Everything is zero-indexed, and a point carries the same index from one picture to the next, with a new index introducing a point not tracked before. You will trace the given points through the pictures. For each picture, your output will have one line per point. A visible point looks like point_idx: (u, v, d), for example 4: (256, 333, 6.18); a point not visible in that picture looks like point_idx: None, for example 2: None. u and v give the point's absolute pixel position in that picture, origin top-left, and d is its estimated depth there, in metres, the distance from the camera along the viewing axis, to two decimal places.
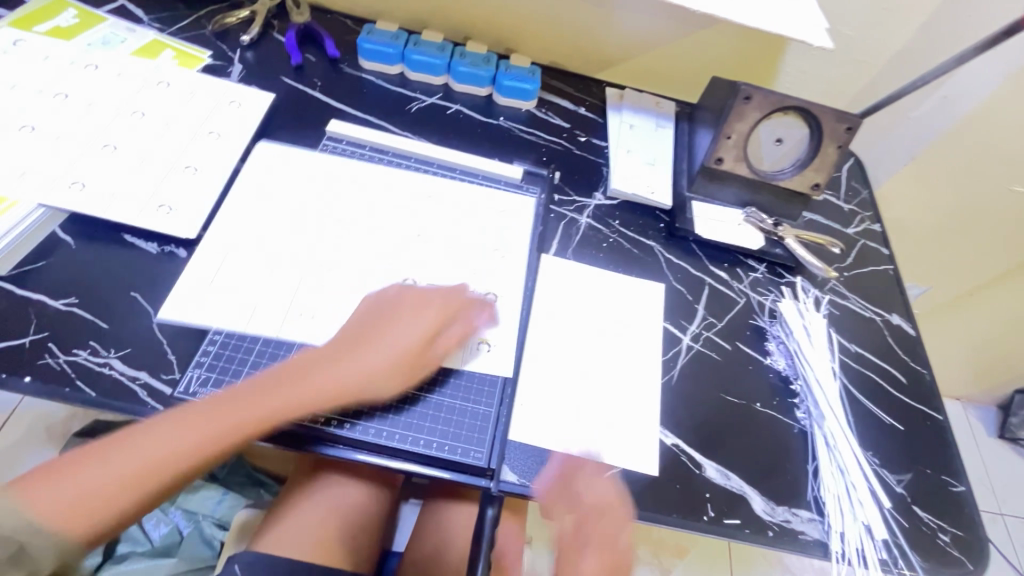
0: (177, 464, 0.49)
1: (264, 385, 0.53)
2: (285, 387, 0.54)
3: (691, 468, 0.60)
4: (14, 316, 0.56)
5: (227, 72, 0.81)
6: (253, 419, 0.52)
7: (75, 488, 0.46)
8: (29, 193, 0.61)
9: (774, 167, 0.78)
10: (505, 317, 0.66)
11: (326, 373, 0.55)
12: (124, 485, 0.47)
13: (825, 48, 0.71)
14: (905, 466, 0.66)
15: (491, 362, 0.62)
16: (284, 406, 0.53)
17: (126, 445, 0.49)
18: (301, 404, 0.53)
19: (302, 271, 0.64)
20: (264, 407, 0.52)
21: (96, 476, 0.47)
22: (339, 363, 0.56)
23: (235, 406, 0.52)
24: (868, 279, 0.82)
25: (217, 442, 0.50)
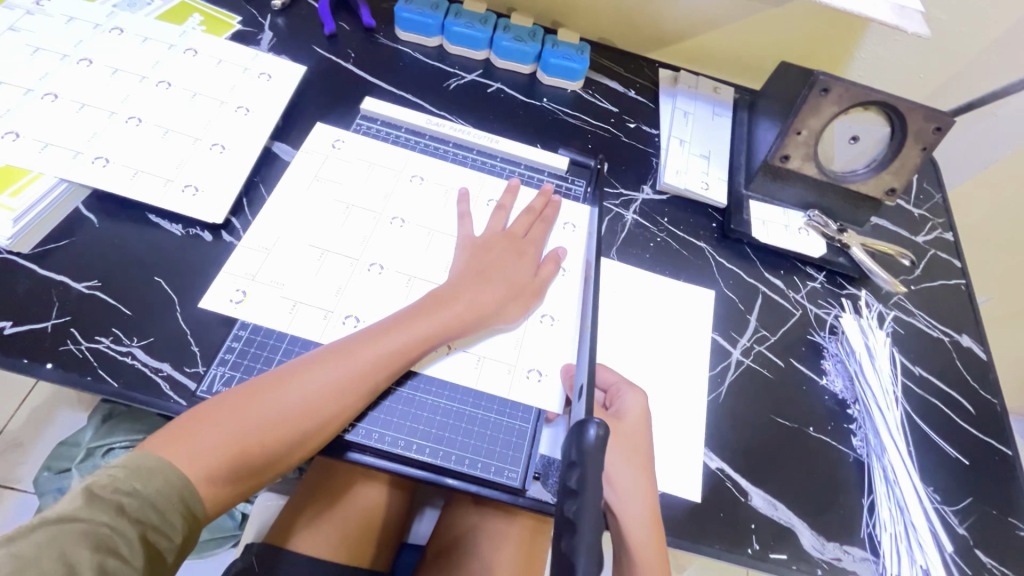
0: (292, 424, 0.48)
1: (364, 338, 0.53)
2: (386, 336, 0.53)
3: (736, 495, 0.56)
4: (36, 297, 0.54)
5: (257, 40, 0.76)
6: (357, 372, 0.51)
7: (194, 448, 0.45)
8: (52, 168, 0.58)
9: (845, 167, 0.71)
10: (554, 341, 0.61)
11: (421, 321, 0.54)
12: (242, 444, 0.46)
13: (920, 36, 0.62)
14: (969, 505, 0.61)
15: (535, 398, 0.57)
16: (387, 357, 0.52)
17: (239, 403, 0.48)
18: (401, 350, 0.53)
19: (344, 281, 0.60)
20: (369, 356, 0.51)
21: (215, 436, 0.46)
22: (433, 316, 0.55)
23: (339, 361, 0.51)
24: (938, 294, 0.75)
25: (328, 399, 0.49)
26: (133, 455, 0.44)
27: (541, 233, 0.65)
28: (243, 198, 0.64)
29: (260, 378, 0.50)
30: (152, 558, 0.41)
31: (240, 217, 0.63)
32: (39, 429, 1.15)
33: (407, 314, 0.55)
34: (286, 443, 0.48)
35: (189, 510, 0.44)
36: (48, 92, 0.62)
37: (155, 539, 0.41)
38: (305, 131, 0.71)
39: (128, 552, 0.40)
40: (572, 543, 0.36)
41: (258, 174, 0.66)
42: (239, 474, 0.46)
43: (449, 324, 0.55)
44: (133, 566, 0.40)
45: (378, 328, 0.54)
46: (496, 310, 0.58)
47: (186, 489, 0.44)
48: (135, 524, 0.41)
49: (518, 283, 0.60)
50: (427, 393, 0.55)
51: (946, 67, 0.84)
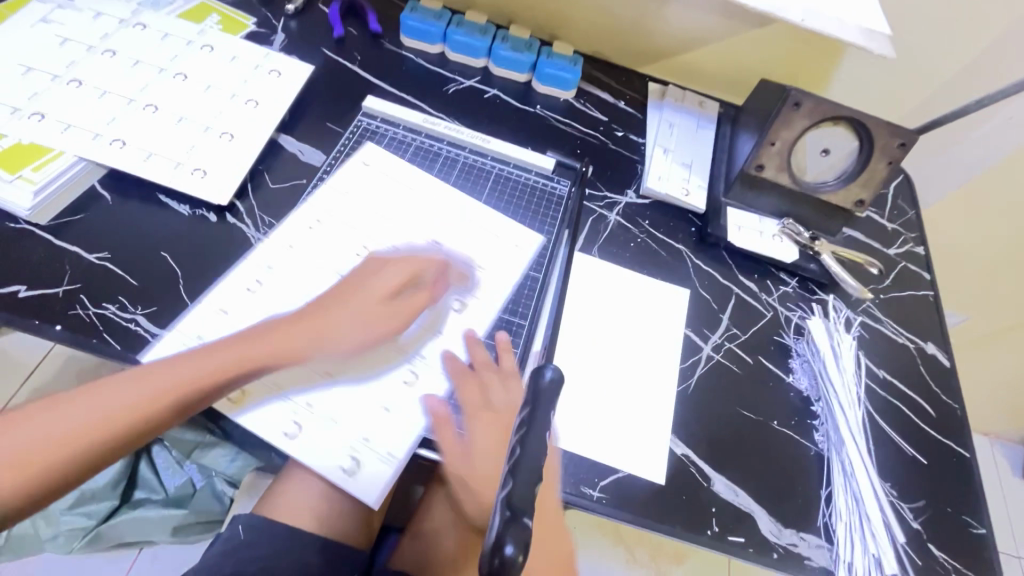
0: (133, 416, 0.49)
1: (235, 339, 0.54)
2: (252, 340, 0.55)
3: (699, 480, 0.59)
4: (50, 264, 0.58)
5: (270, 41, 0.81)
6: (208, 371, 0.52)
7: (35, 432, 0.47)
8: (72, 147, 0.62)
9: (817, 177, 0.75)
10: (533, 326, 0.64)
11: (293, 324, 0.56)
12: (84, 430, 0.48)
13: (886, 57, 0.67)
14: (924, 502, 0.63)
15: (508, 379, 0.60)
16: (246, 357, 0.53)
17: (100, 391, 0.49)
18: (267, 352, 0.54)
19: (337, 262, 0.64)
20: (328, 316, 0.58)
21: (67, 419, 0.48)
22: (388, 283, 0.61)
23: (191, 360, 0.52)
24: (906, 303, 0.79)
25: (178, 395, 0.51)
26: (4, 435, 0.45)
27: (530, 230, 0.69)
28: (248, 183, 0.68)
29: (132, 369, 0.51)
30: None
31: (244, 201, 0.67)
32: None
33: (279, 320, 0.57)
34: (124, 435, 0.49)
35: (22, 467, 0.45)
36: (72, 78, 0.67)
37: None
38: (311, 126, 0.75)
39: None
40: (516, 487, 0.38)
41: (263, 163, 0.70)
42: (84, 456, 0.48)
43: (314, 325, 0.57)
44: None
45: (249, 333, 0.55)
46: (370, 312, 0.59)
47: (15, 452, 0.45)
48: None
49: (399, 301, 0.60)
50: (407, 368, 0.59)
51: (919, 91, 0.89)
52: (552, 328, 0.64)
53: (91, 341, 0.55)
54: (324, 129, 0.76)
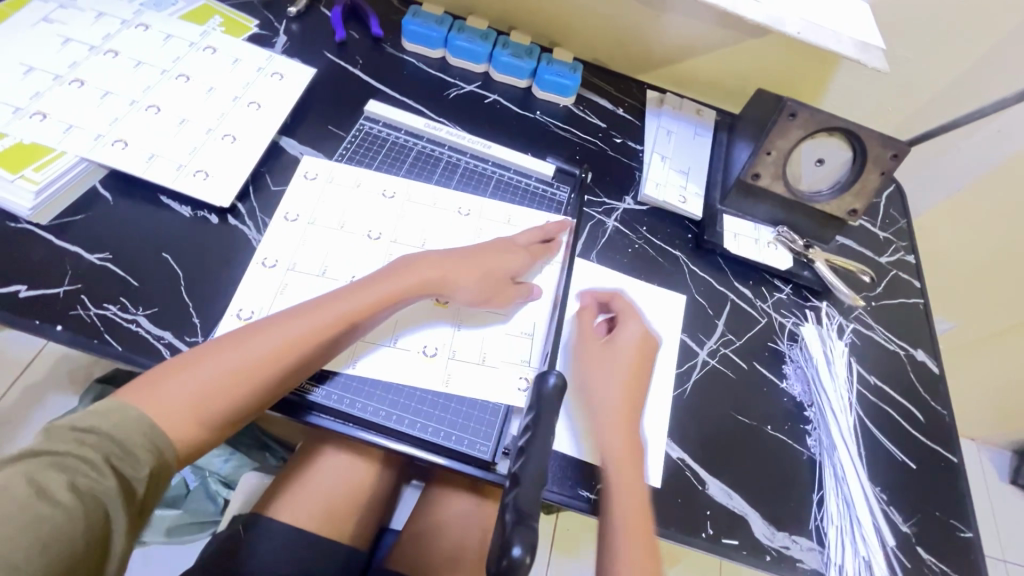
0: (252, 376, 0.51)
1: (320, 302, 0.56)
2: (338, 301, 0.56)
3: (694, 483, 0.60)
4: (50, 264, 0.58)
5: (272, 43, 0.82)
6: (311, 331, 0.54)
7: (165, 397, 0.49)
8: (74, 148, 0.62)
9: (811, 187, 0.77)
10: (532, 328, 0.65)
11: (375, 287, 0.58)
12: (208, 391, 0.50)
13: (879, 71, 0.69)
14: (913, 506, 0.65)
15: (507, 381, 0.61)
16: (341, 316, 0.55)
17: (198, 359, 0.51)
18: (349, 312, 0.56)
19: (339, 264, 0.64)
20: (335, 311, 0.55)
21: (180, 385, 0.49)
22: (394, 282, 0.59)
23: (298, 319, 0.54)
24: (897, 311, 0.80)
25: (289, 352, 0.53)
26: (107, 402, 0.48)
27: (533, 235, 0.69)
28: (250, 185, 0.69)
29: (220, 338, 0.53)
30: (122, 479, 0.44)
31: (246, 203, 0.67)
32: (30, 408, 1.17)
33: (359, 282, 0.58)
34: (247, 392, 0.51)
35: (158, 447, 0.47)
36: (74, 79, 0.67)
37: (120, 463, 0.45)
38: (312, 129, 0.76)
39: (95, 473, 0.44)
40: (521, 493, 0.46)
41: (265, 165, 0.71)
42: (205, 426, 0.50)
43: (397, 291, 0.58)
44: (106, 487, 0.44)
45: (331, 294, 0.57)
46: (454, 279, 0.61)
47: (158, 436, 0.47)
48: (96, 451, 0.44)
49: (489, 268, 0.63)
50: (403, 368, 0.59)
51: (911, 102, 0.91)
52: (549, 331, 0.65)
53: (91, 341, 0.55)
54: (325, 132, 0.76)
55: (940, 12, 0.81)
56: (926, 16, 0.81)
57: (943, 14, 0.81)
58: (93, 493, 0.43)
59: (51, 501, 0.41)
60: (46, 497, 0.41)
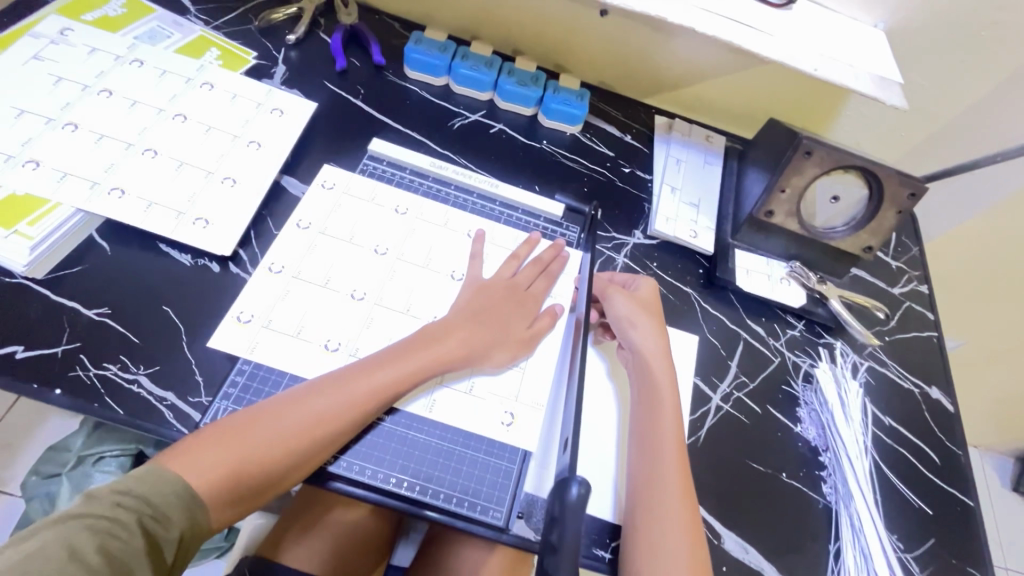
0: (296, 444, 0.50)
1: (361, 368, 0.55)
2: (381, 368, 0.56)
3: (710, 538, 0.59)
4: (47, 321, 0.56)
5: (271, 74, 0.79)
6: (351, 400, 0.53)
7: (205, 463, 0.47)
8: (69, 198, 0.60)
9: (826, 223, 0.75)
10: (543, 379, 0.64)
11: (414, 355, 0.57)
12: (248, 458, 0.49)
13: (897, 107, 0.67)
14: (929, 553, 0.64)
15: (518, 437, 0.59)
16: (382, 385, 0.55)
17: (239, 426, 0.50)
18: (391, 381, 0.55)
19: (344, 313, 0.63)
20: (370, 384, 0.54)
21: (224, 452, 0.48)
22: (427, 351, 0.58)
23: (342, 387, 0.54)
24: (911, 346, 0.79)
25: (331, 422, 0.52)
26: (145, 465, 0.46)
27: (543, 286, 0.68)
28: (251, 230, 0.67)
29: (261, 405, 0.52)
30: (152, 545, 0.43)
31: (248, 250, 0.65)
32: (30, 431, 1.16)
33: (399, 348, 0.58)
34: (290, 460, 0.50)
35: (192, 512, 0.45)
36: (68, 122, 0.65)
37: (153, 527, 0.43)
38: (314, 166, 0.74)
39: (127, 536, 0.42)
40: None
41: (266, 208, 0.69)
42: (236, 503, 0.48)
43: (436, 360, 0.58)
44: (135, 547, 0.42)
45: (371, 360, 0.56)
46: (486, 348, 0.61)
47: (194, 502, 0.46)
48: (131, 513, 0.43)
49: (513, 332, 0.63)
50: (412, 430, 0.58)
51: (925, 128, 0.89)
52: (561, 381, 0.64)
53: (90, 405, 0.54)
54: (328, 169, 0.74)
55: (957, 39, 0.79)
56: (943, 44, 0.79)
57: (960, 41, 0.79)
58: (123, 559, 0.41)
59: (82, 568, 0.40)
60: (79, 561, 0.40)
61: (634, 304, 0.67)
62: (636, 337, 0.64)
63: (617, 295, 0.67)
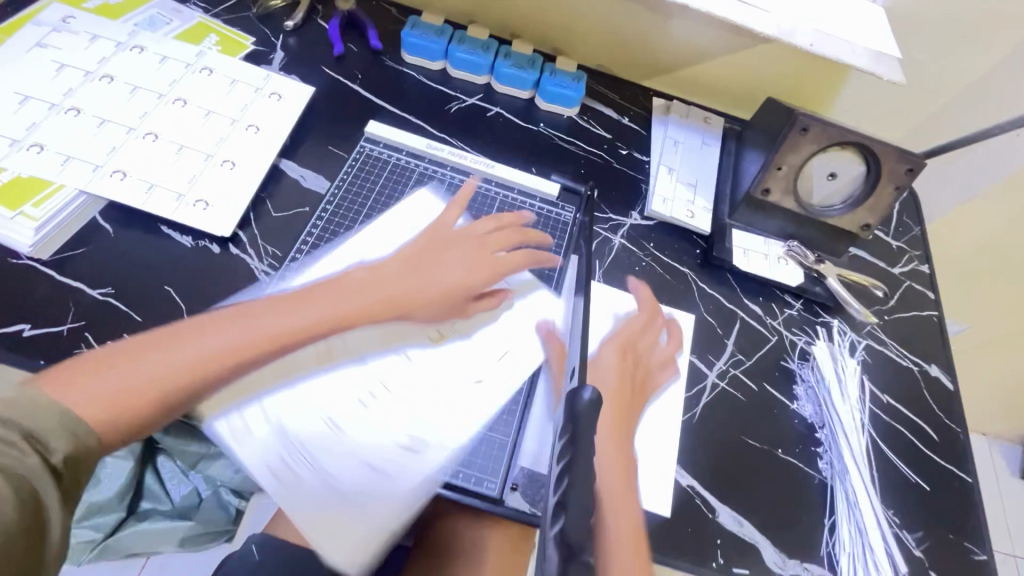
0: (197, 374, 0.47)
1: (287, 302, 0.52)
2: (300, 305, 0.52)
3: (704, 511, 0.60)
4: (53, 300, 0.58)
5: (269, 60, 0.80)
6: (270, 335, 0.50)
7: (95, 389, 0.43)
8: (73, 180, 0.62)
9: (823, 202, 0.75)
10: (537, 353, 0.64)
11: (350, 294, 0.55)
12: (148, 382, 0.45)
13: (894, 81, 0.66)
14: (925, 528, 0.64)
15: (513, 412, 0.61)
16: (306, 323, 0.51)
17: (138, 351, 0.46)
18: (323, 319, 0.52)
19: None
20: (292, 319, 0.51)
21: (121, 375, 0.45)
22: (359, 293, 0.55)
23: (258, 318, 0.50)
24: (910, 324, 0.79)
25: (238, 353, 0.48)
26: (25, 386, 0.42)
27: (507, 234, 0.66)
28: (250, 212, 0.68)
29: (165, 328, 0.48)
30: (43, 463, 0.39)
31: (247, 231, 0.66)
32: None
33: (324, 289, 0.55)
34: (197, 389, 0.47)
35: (75, 437, 0.41)
36: (70, 107, 0.66)
37: (39, 444, 0.39)
38: (312, 150, 0.75)
39: (7, 453, 0.38)
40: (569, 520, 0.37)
41: (265, 190, 0.70)
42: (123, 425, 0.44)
43: (366, 303, 0.55)
44: (25, 464, 0.38)
45: (300, 294, 0.53)
46: (423, 295, 0.58)
47: (78, 426, 0.42)
48: (12, 429, 0.38)
49: (458, 282, 0.60)
50: None
51: (926, 106, 0.88)
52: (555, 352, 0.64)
53: None
54: (326, 152, 0.75)
55: (956, 15, 0.78)
56: (942, 19, 0.79)
57: (961, 17, 0.78)
58: (8, 474, 0.37)
59: None
60: None
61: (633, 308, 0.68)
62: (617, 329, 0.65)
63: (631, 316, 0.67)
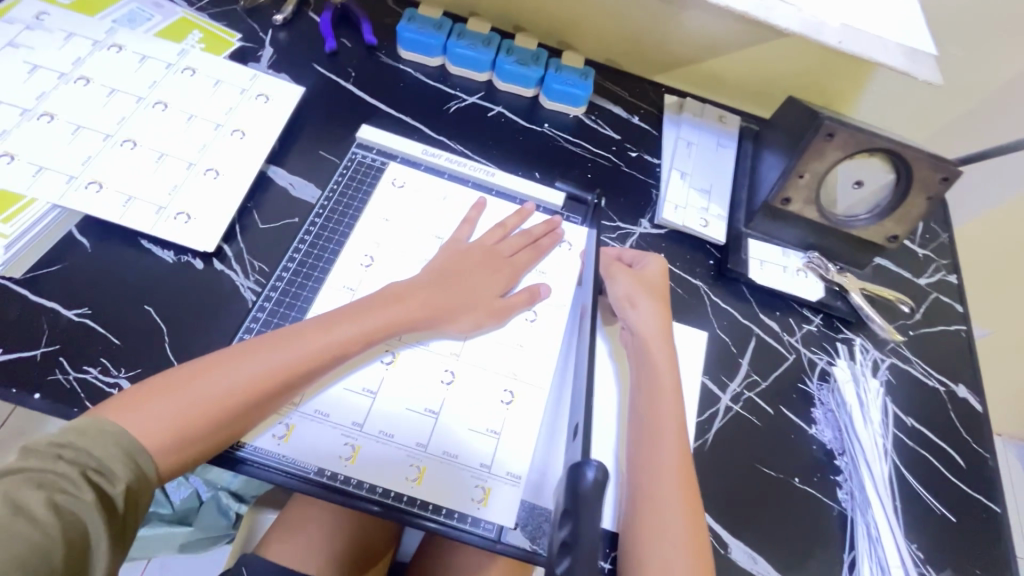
0: (239, 400, 0.48)
1: (325, 322, 0.53)
2: (334, 327, 0.53)
3: (715, 547, 0.56)
4: (27, 321, 0.55)
5: (257, 57, 0.76)
6: (311, 354, 0.51)
7: (146, 418, 0.45)
8: (45, 192, 0.58)
9: (847, 211, 0.70)
10: (540, 376, 0.60)
11: (379, 310, 0.55)
12: (200, 410, 0.46)
13: (930, 83, 0.61)
14: (951, 563, 0.60)
15: (515, 440, 0.56)
16: (347, 339, 0.53)
17: (185, 378, 0.47)
18: (356, 336, 0.53)
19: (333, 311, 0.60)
20: (332, 338, 0.52)
21: (171, 403, 0.46)
22: (390, 308, 0.56)
23: (296, 340, 0.51)
24: (937, 340, 0.74)
25: (277, 377, 0.49)
26: (83, 419, 0.44)
27: (528, 257, 0.65)
28: (236, 224, 0.64)
29: (209, 356, 0.49)
30: (101, 497, 0.41)
31: (232, 244, 0.63)
32: None
33: (353, 309, 0.55)
34: (244, 413, 0.48)
35: (136, 466, 0.43)
36: (44, 112, 0.62)
37: (99, 480, 0.41)
38: (302, 155, 0.70)
39: (71, 488, 0.40)
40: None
41: (252, 200, 0.66)
42: (182, 453, 0.46)
43: (393, 322, 0.55)
44: (84, 501, 0.40)
45: (335, 314, 0.54)
46: (452, 311, 0.58)
47: (137, 455, 0.43)
48: (72, 466, 0.41)
49: (483, 296, 0.60)
50: (397, 433, 0.54)
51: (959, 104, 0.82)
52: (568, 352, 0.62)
53: (70, 409, 0.52)
54: (317, 158, 0.71)
55: (998, 6, 0.71)
56: (982, 10, 0.72)
57: (1003, 9, 0.72)
58: (72, 510, 0.40)
59: (29, 518, 0.38)
60: (26, 516, 0.38)
61: (635, 283, 0.64)
62: (635, 318, 0.62)
63: (621, 275, 0.65)
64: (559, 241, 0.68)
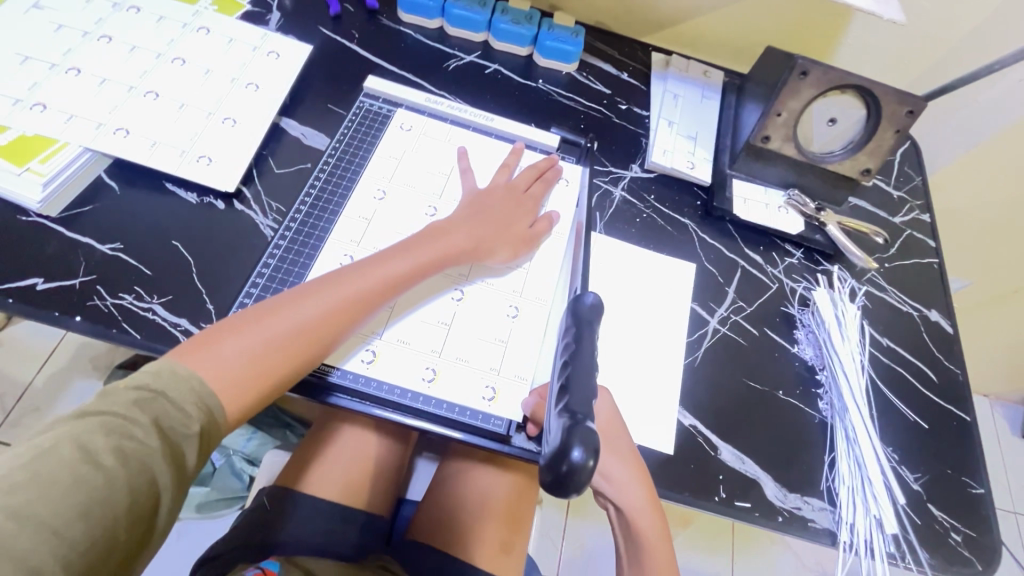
0: (312, 333, 0.52)
1: (368, 265, 0.57)
2: (385, 263, 0.57)
3: (706, 449, 0.61)
4: (64, 255, 0.59)
5: (266, 20, 0.80)
6: (358, 294, 0.55)
7: (218, 361, 0.49)
8: (76, 137, 0.62)
9: (823, 148, 0.75)
10: (540, 294, 0.65)
11: (415, 253, 0.59)
12: (265, 351, 0.50)
13: (896, 23, 0.66)
14: (924, 464, 0.66)
15: (520, 350, 0.61)
16: (388, 279, 0.57)
17: (248, 324, 0.51)
18: (396, 276, 0.57)
19: (348, 240, 0.65)
20: (375, 278, 0.56)
21: (238, 348, 0.50)
22: (425, 251, 0.60)
23: (343, 284, 0.55)
24: (910, 271, 0.79)
25: (330, 318, 0.53)
26: (158, 363, 0.47)
27: (541, 190, 0.70)
28: (253, 168, 0.68)
29: (266, 303, 0.53)
30: (167, 443, 0.44)
31: (251, 187, 0.67)
32: (58, 393, 1.18)
33: (401, 246, 0.59)
34: (305, 354, 0.52)
35: (207, 407, 0.46)
36: (71, 67, 0.66)
37: (167, 427, 0.44)
38: (312, 108, 0.75)
39: (142, 435, 0.43)
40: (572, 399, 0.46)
41: (266, 147, 0.70)
42: (254, 391, 0.50)
43: (439, 256, 0.60)
44: (149, 448, 0.43)
45: (375, 258, 0.58)
46: (480, 251, 0.63)
47: (211, 395, 0.47)
48: (143, 414, 0.44)
49: (505, 234, 0.65)
50: (411, 340, 0.59)
51: (928, 53, 0.87)
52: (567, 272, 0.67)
53: (108, 330, 0.56)
54: (325, 110, 0.75)
55: None
56: None
57: None
58: (138, 456, 0.42)
59: (97, 463, 0.41)
60: (95, 461, 0.41)
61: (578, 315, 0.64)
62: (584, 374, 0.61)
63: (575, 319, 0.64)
64: (559, 176, 0.73)
